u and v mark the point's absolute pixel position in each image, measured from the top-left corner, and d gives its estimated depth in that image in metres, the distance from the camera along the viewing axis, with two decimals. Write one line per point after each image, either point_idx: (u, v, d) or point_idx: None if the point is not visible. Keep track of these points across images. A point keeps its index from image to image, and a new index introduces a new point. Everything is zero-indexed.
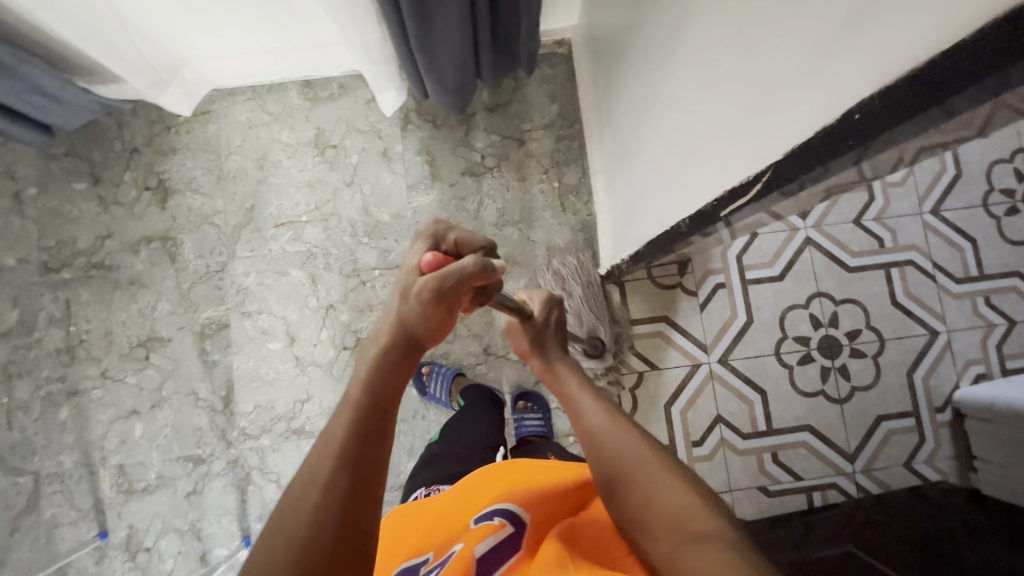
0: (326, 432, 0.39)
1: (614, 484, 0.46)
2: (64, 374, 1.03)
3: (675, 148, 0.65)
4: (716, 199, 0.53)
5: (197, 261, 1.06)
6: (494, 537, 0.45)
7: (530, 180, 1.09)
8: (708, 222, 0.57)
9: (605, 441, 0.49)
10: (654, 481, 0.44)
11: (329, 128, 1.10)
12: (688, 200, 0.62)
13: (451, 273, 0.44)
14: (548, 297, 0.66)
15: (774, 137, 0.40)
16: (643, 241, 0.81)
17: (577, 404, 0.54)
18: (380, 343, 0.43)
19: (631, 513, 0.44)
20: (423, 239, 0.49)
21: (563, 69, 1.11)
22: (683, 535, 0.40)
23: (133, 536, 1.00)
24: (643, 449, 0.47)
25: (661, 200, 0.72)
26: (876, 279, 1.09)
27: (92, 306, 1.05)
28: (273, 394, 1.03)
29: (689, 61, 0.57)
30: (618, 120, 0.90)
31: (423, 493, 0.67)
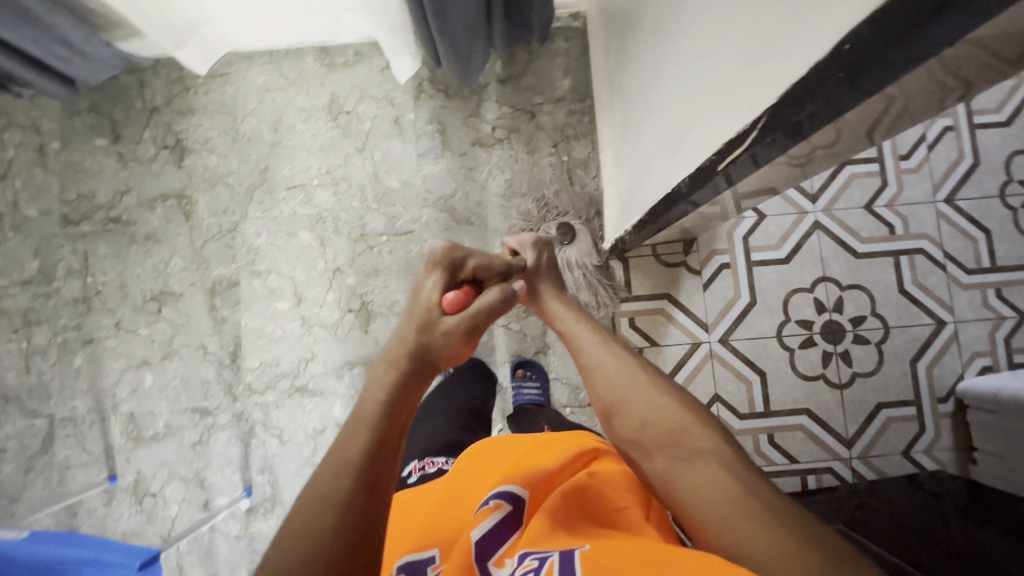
0: (335, 454, 0.37)
1: (612, 411, 0.48)
2: (79, 323, 1.07)
3: (679, 110, 0.65)
4: (715, 152, 0.53)
5: (211, 220, 1.09)
6: (492, 520, 0.41)
7: (539, 153, 1.10)
8: (706, 178, 0.58)
9: (603, 372, 0.50)
10: (652, 404, 0.45)
11: (343, 94, 1.11)
12: (689, 160, 0.62)
13: (480, 313, 0.48)
14: (538, 240, 0.63)
15: (774, 81, 0.41)
16: (646, 207, 0.82)
17: (575, 337, 0.55)
18: (393, 367, 0.43)
19: (629, 436, 0.45)
20: (437, 266, 0.50)
21: (577, 44, 1.11)
22: (677, 453, 0.41)
23: (140, 482, 1.03)
24: (639, 377, 0.48)
25: (664, 164, 0.73)
26: (884, 266, 1.08)
27: (108, 259, 1.08)
28: (279, 351, 1.06)
29: (696, 21, 0.57)
30: (627, 90, 0.90)
31: (413, 468, 0.63)
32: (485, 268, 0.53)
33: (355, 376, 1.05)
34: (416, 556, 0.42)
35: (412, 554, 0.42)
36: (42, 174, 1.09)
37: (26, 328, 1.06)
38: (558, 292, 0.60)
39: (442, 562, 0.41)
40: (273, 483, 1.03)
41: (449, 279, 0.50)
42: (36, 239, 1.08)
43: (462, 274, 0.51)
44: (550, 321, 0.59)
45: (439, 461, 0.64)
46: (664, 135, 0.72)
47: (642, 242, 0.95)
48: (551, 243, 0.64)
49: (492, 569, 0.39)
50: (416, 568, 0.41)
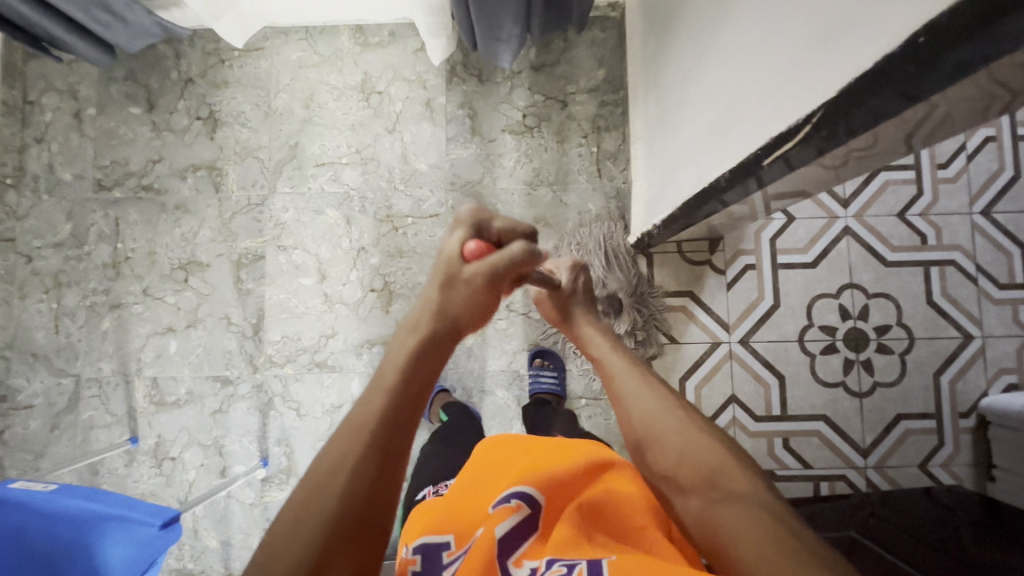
0: (353, 417, 0.37)
1: (645, 444, 0.47)
2: (108, 287, 1.09)
3: (721, 104, 0.64)
4: (759, 148, 0.52)
5: (240, 193, 1.10)
6: (512, 520, 0.42)
7: (569, 143, 1.09)
8: (747, 174, 0.57)
9: (636, 402, 0.49)
10: (688, 440, 0.44)
11: (375, 74, 1.11)
12: (729, 154, 0.61)
13: (503, 260, 0.41)
14: (574, 264, 0.63)
15: (831, 74, 0.40)
16: (677, 203, 0.81)
17: (609, 367, 0.54)
18: (417, 335, 0.41)
19: (663, 471, 0.45)
20: (464, 225, 0.44)
21: (614, 35, 1.10)
22: (715, 494, 0.40)
23: (160, 445, 1.06)
24: (674, 412, 0.47)
25: (701, 158, 0.71)
26: (913, 276, 1.06)
27: (139, 226, 1.10)
28: (301, 326, 1.07)
29: (745, 13, 0.56)
30: (665, 83, 0.88)
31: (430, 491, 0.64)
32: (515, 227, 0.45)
33: (375, 355, 1.06)
34: (433, 540, 0.43)
35: (430, 541, 0.43)
36: (77, 138, 1.11)
37: (57, 289, 1.09)
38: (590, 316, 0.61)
39: (459, 549, 0.42)
40: (289, 454, 1.05)
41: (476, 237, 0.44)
42: (70, 202, 1.10)
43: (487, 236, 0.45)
44: (585, 348, 0.59)
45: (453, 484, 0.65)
46: (703, 131, 0.70)
47: (670, 237, 0.94)
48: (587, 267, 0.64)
49: (512, 569, 0.39)
50: (432, 549, 0.43)
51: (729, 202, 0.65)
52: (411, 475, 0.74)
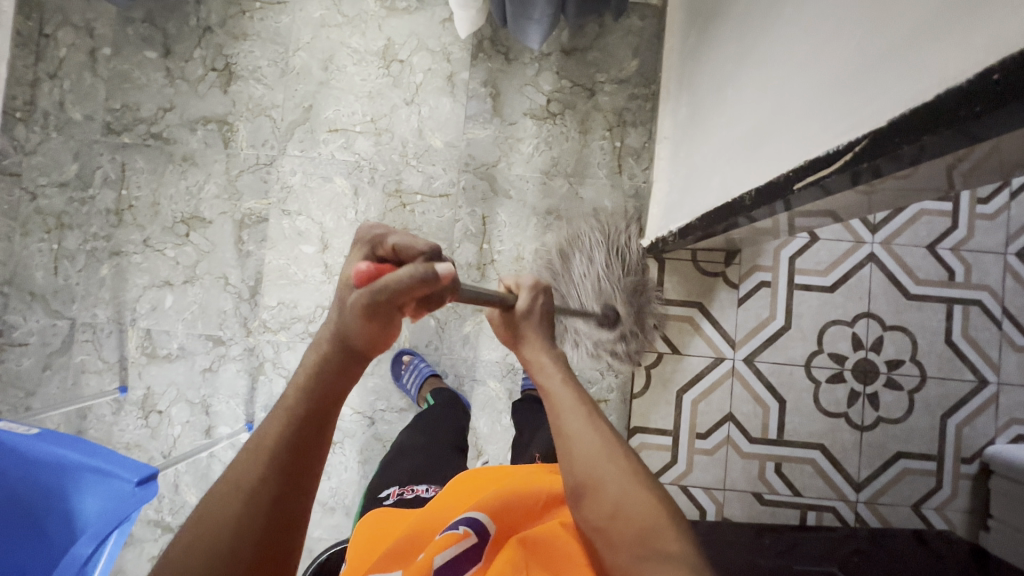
0: (257, 441, 0.39)
1: (582, 491, 0.45)
2: (109, 234, 1.07)
3: (759, 114, 0.59)
4: (793, 169, 0.48)
5: (249, 151, 1.07)
6: (457, 546, 0.44)
7: (591, 135, 1.05)
8: (775, 195, 0.53)
9: (580, 447, 0.46)
10: (626, 494, 0.43)
11: (398, 41, 1.07)
12: (760, 170, 0.57)
13: (382, 289, 0.38)
14: (536, 285, 0.55)
15: (883, 102, 0.36)
16: (696, 214, 0.77)
17: (554, 399, 0.50)
18: (319, 353, 0.41)
19: (595, 523, 0.44)
20: (359, 243, 0.42)
21: (652, 25, 1.04)
22: (643, 552, 0.41)
23: (149, 397, 1.06)
24: (616, 461, 0.45)
25: (728, 169, 0.67)
26: (934, 312, 1.02)
27: (145, 174, 1.08)
28: (298, 294, 1.05)
29: (796, 25, 0.52)
30: (700, 83, 0.84)
31: (393, 492, 0.64)
32: (412, 245, 0.41)
33: None
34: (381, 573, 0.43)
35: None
36: (89, 78, 1.08)
37: (59, 230, 1.08)
38: (547, 343, 0.53)
39: None
40: None
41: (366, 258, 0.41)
42: (78, 142, 1.08)
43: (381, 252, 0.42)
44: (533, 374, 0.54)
45: (418, 489, 0.63)
46: (735, 141, 0.66)
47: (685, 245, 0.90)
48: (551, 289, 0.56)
49: None
50: None
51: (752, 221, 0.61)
52: (390, 460, 0.73)
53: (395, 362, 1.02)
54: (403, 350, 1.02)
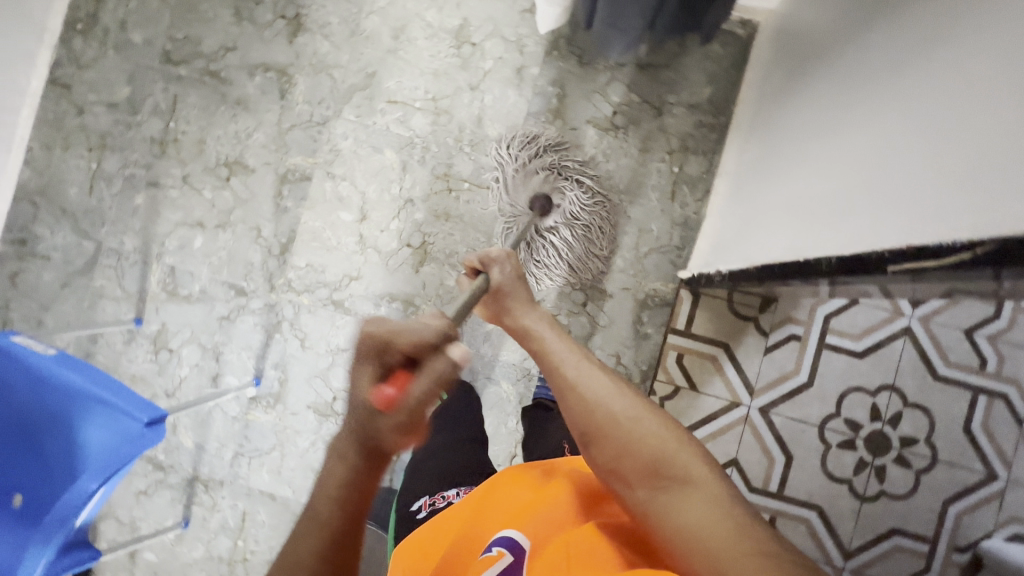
0: (304, 525, 0.44)
1: (591, 439, 0.52)
2: (150, 163, 1.06)
3: (847, 182, 0.58)
4: (890, 251, 0.46)
5: (304, 107, 1.05)
6: (495, 567, 0.46)
7: (650, 155, 1.03)
8: (860, 268, 0.51)
9: (582, 399, 0.54)
10: (633, 430, 0.50)
11: (474, 23, 1.04)
12: (843, 237, 0.56)
13: (413, 398, 0.43)
14: (505, 256, 0.69)
15: (1001, 207, 0.35)
16: (754, 260, 0.76)
17: (553, 357, 0.60)
18: (346, 462, 0.44)
19: (607, 465, 0.49)
20: (369, 360, 0.45)
21: (733, 54, 1.01)
22: (658, 481, 0.46)
23: (162, 333, 1.05)
24: (617, 401, 0.53)
25: (798, 228, 0.67)
26: (957, 397, 1.00)
27: (196, 110, 1.06)
28: (328, 260, 1.04)
29: (907, 98, 0.51)
30: (779, 124, 0.82)
31: (424, 503, 0.68)
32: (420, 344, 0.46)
33: (392, 310, 1.04)
34: None
35: None
36: (157, 3, 1.06)
37: (100, 150, 1.06)
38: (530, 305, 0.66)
39: None
40: (283, 381, 1.04)
41: (380, 370, 0.45)
42: (134, 65, 1.06)
43: (391, 358, 0.46)
44: (526, 342, 0.64)
45: (448, 496, 0.68)
46: (812, 199, 0.65)
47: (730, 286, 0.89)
48: (514, 255, 0.71)
49: None
50: None
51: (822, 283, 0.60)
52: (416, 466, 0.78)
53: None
54: None
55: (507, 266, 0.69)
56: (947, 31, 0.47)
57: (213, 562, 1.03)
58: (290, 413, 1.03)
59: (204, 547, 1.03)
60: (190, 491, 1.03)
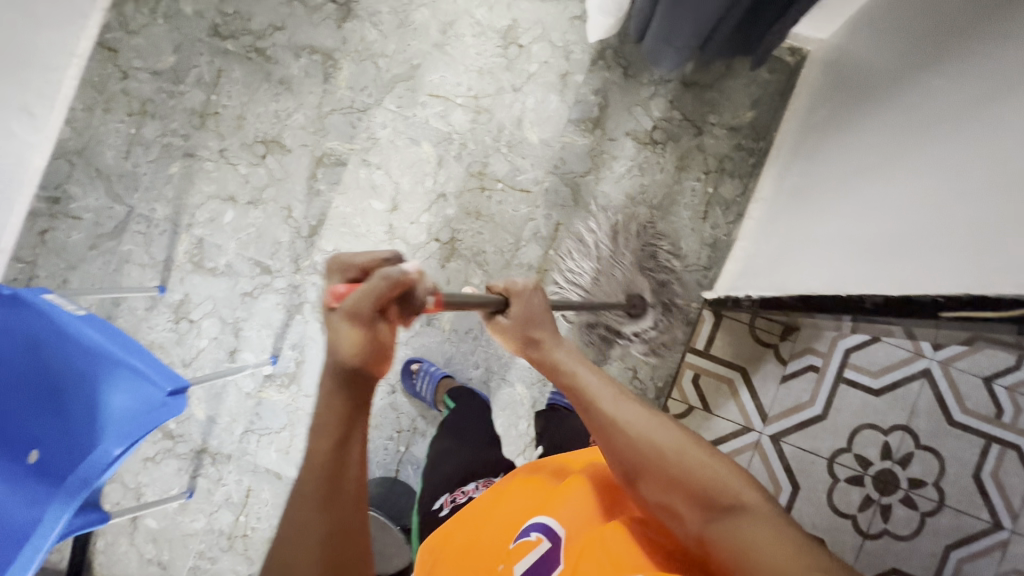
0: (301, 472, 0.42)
1: (635, 474, 0.50)
2: (188, 134, 1.06)
3: (906, 224, 0.61)
4: (944, 296, 0.52)
5: (345, 92, 1.05)
6: (534, 553, 0.48)
7: (685, 173, 1.03)
8: (915, 311, 0.55)
9: (619, 431, 0.52)
10: (677, 461, 0.48)
11: (523, 25, 1.04)
12: (897, 279, 0.60)
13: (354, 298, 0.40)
14: (531, 285, 0.64)
15: None
16: (794, 292, 0.78)
17: (583, 389, 0.57)
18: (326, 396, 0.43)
19: (656, 499, 0.48)
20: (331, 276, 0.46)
21: (779, 80, 1.01)
22: (712, 512, 0.45)
23: (184, 304, 1.06)
24: (656, 430, 0.51)
25: (848, 262, 0.69)
26: (970, 444, 1.00)
27: (239, 86, 1.06)
28: (356, 246, 1.05)
29: (965, 151, 0.55)
30: (822, 156, 0.84)
31: (446, 500, 0.69)
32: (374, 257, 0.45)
33: None
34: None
35: None
36: None
37: (140, 116, 1.07)
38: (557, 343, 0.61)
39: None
40: (299, 362, 1.04)
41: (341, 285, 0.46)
42: (181, 35, 1.06)
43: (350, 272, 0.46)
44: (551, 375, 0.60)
45: (468, 491, 0.70)
46: (866, 236, 0.67)
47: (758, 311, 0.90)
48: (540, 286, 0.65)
49: None
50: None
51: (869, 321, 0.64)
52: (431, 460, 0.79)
53: (405, 372, 1.02)
54: (412, 359, 1.02)
55: (531, 296, 0.63)
56: (1006, 91, 0.51)
57: (212, 535, 1.03)
58: (304, 395, 1.04)
59: (206, 519, 1.04)
60: (198, 462, 1.04)
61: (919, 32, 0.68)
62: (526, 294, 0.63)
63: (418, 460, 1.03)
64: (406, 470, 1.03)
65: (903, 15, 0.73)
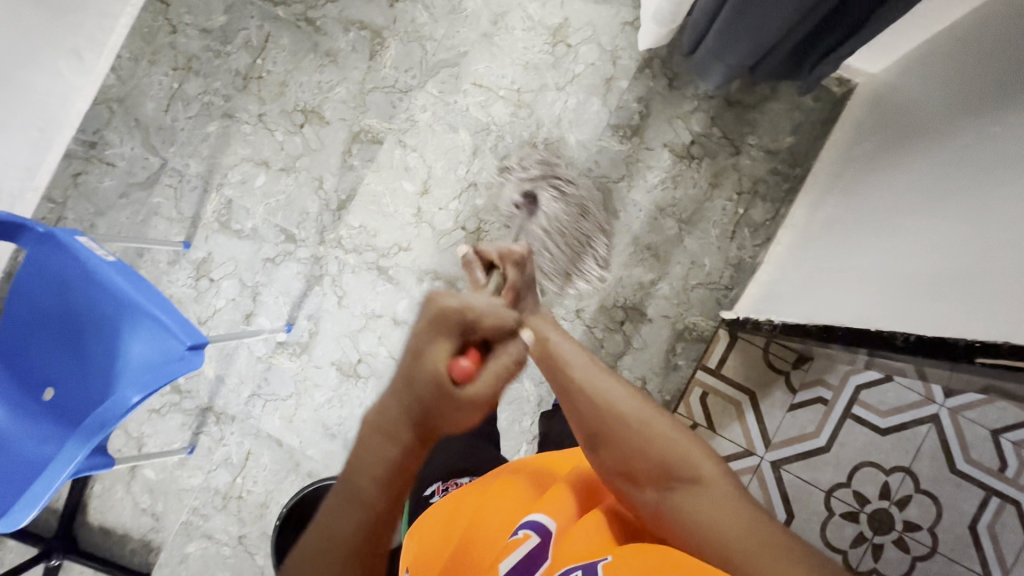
0: (345, 501, 0.41)
1: (598, 441, 0.52)
2: (230, 95, 1.07)
3: (945, 266, 0.61)
4: (983, 343, 0.52)
5: (390, 71, 1.06)
6: (523, 547, 0.46)
7: (718, 191, 1.02)
8: (949, 353, 0.56)
9: (587, 402, 0.55)
10: (640, 434, 0.50)
11: (574, 25, 1.04)
12: (928, 320, 0.60)
13: (497, 386, 0.43)
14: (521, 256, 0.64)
15: None
16: (820, 322, 0.79)
17: (558, 358, 0.59)
18: (395, 444, 0.41)
19: (616, 466, 0.50)
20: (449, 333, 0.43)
21: (823, 110, 1.01)
22: (668, 483, 0.46)
23: (206, 262, 1.06)
24: (624, 402, 0.53)
25: (880, 298, 0.70)
26: (971, 494, 0.99)
27: (285, 53, 1.07)
28: (382, 225, 1.05)
29: (1015, 204, 0.54)
30: (861, 190, 0.84)
31: (437, 488, 0.69)
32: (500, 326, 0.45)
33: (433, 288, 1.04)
34: None
35: None
36: None
37: (184, 72, 1.07)
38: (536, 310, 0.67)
39: None
40: (313, 332, 1.05)
41: (456, 343, 0.43)
42: None
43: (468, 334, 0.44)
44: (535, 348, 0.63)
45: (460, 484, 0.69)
46: (899, 274, 0.68)
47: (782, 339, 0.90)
48: (530, 252, 0.66)
49: None
50: None
51: (893, 357, 0.66)
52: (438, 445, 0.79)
53: None
54: None
55: (526, 265, 0.64)
56: None
57: (207, 492, 1.04)
58: (313, 365, 1.05)
59: (203, 477, 1.05)
60: (202, 419, 1.05)
61: (974, 78, 0.68)
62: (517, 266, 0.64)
63: None
64: None
65: (956, 59, 0.73)
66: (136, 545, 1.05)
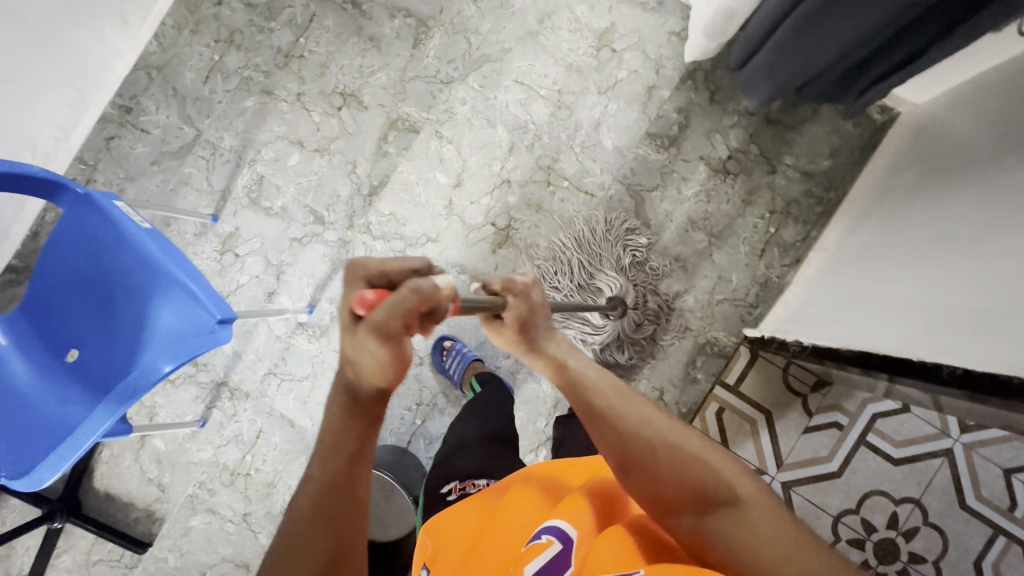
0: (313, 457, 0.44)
1: (625, 465, 0.49)
2: (270, 71, 1.07)
3: (994, 301, 0.60)
4: None
5: (432, 61, 1.05)
6: (545, 553, 0.46)
7: (750, 209, 1.02)
8: (999, 390, 0.55)
9: (611, 425, 0.51)
10: (668, 456, 0.48)
11: (621, 31, 1.04)
12: (973, 355, 0.60)
13: (385, 309, 0.41)
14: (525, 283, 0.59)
15: None
16: (855, 347, 0.79)
17: (577, 379, 0.55)
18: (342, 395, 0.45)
19: (648, 492, 0.48)
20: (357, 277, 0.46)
21: (862, 136, 1.00)
22: (703, 508, 0.45)
23: (233, 237, 1.06)
24: (648, 422, 0.50)
25: (924, 330, 0.69)
26: (979, 531, 0.99)
27: (328, 34, 1.06)
28: (412, 215, 1.05)
29: None
30: (901, 218, 0.83)
31: (455, 487, 0.70)
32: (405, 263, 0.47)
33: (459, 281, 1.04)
34: None
35: None
36: None
37: (226, 45, 1.07)
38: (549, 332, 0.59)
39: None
40: (334, 316, 1.04)
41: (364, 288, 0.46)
42: None
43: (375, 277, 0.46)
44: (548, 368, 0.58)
45: (479, 485, 0.70)
46: (948, 307, 0.67)
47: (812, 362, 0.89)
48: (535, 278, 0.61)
49: None
50: None
51: (938, 391, 0.65)
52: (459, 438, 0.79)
53: (436, 347, 1.03)
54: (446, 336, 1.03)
55: (531, 292, 0.59)
56: None
57: (215, 467, 1.04)
58: (332, 349, 1.04)
59: (213, 451, 1.04)
60: (216, 394, 1.05)
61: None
62: (522, 293, 0.58)
63: (431, 435, 1.04)
64: (418, 443, 1.04)
65: (1014, 93, 0.71)
66: (140, 515, 1.05)
